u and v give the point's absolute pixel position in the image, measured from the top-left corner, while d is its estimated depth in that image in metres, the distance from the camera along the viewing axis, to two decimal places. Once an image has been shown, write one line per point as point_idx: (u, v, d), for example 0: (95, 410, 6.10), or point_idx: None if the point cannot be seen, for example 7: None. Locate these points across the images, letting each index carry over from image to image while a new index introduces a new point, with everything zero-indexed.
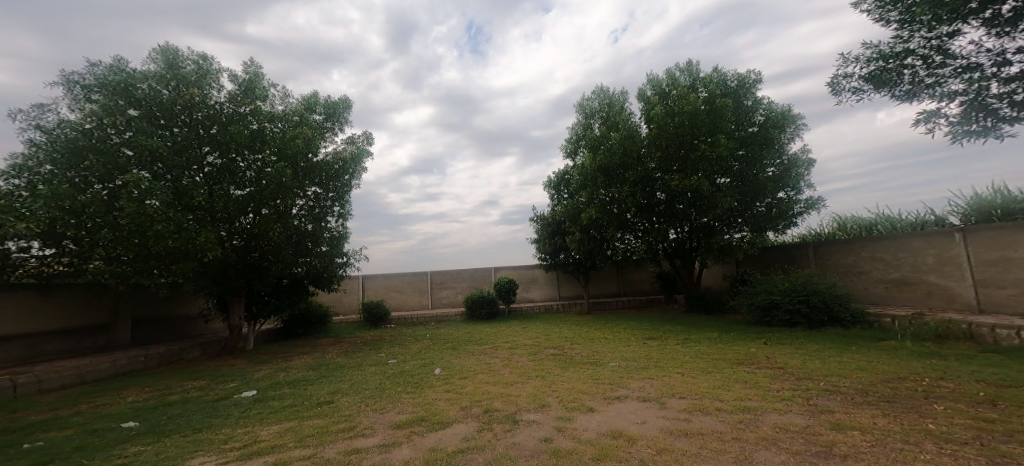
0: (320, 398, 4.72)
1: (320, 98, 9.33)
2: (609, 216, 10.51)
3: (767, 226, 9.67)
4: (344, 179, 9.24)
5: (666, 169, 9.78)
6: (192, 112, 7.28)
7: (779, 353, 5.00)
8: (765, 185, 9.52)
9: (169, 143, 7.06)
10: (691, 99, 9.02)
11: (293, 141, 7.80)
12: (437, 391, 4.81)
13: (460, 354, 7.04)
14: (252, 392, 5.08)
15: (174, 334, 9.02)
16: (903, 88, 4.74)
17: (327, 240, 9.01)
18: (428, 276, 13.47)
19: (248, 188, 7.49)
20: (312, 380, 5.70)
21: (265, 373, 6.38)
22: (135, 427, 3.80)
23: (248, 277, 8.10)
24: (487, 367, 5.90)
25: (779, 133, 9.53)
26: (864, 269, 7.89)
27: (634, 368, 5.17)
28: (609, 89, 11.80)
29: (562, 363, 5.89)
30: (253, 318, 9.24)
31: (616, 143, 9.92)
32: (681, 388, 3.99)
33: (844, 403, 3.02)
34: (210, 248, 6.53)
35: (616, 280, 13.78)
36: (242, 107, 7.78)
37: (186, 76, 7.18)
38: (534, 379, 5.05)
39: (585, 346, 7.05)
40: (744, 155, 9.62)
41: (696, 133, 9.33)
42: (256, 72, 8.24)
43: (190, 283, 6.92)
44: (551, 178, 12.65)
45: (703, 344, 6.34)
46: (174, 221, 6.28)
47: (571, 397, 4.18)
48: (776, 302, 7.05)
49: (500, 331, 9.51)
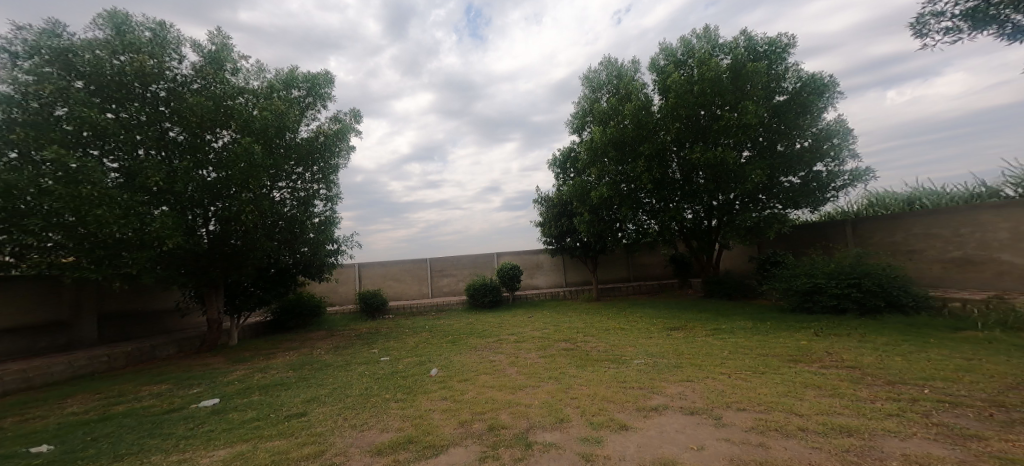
0: (290, 410, 3.92)
1: (299, 72, 8.39)
2: (621, 195, 9.53)
3: (801, 202, 8.70)
4: (328, 159, 8.38)
5: (682, 142, 8.87)
6: (147, 85, 6.23)
7: (841, 348, 4.16)
8: (800, 157, 8.51)
9: (121, 119, 6.02)
10: (714, 64, 8.12)
11: (264, 116, 6.86)
12: (432, 398, 4.01)
13: (460, 349, 6.26)
14: (215, 401, 4.30)
15: (150, 331, 8.22)
16: (1016, 24, 3.82)
17: (313, 225, 8.17)
18: (428, 263, 12.67)
19: (218, 169, 6.56)
20: (291, 384, 4.93)
21: (240, 375, 5.60)
22: (52, 453, 3.03)
23: (225, 267, 7.27)
24: (491, 366, 5.10)
25: (816, 100, 8.48)
26: (916, 248, 7.05)
27: (665, 367, 4.36)
28: (617, 59, 10.79)
29: (578, 360, 5.08)
30: (237, 311, 8.45)
31: (628, 115, 8.95)
32: (734, 396, 3.16)
33: (986, 424, 2.20)
34: (168, 235, 5.67)
35: (626, 264, 12.96)
36: (207, 79, 6.73)
37: (133, 40, 6.04)
38: (548, 382, 4.23)
39: (601, 339, 6.25)
40: (775, 125, 8.63)
41: (720, 102, 8.40)
42: (224, 43, 7.19)
43: (150, 275, 6.06)
44: (556, 157, 11.71)
45: (737, 335, 5.50)
46: (120, 205, 5.35)
47: (596, 408, 3.36)
48: (819, 286, 6.21)
49: (504, 321, 8.74)
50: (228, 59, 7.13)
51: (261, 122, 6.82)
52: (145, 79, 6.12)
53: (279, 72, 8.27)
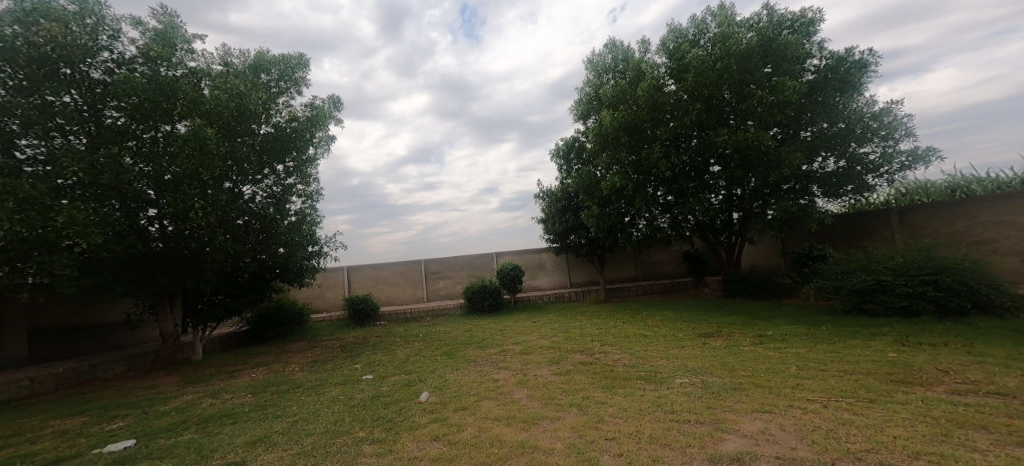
0: (223, 458, 2.90)
1: (269, 55, 7.40)
2: (632, 185, 8.51)
3: (842, 189, 7.76)
4: (302, 149, 7.43)
5: (702, 126, 7.91)
6: (71, 63, 5.25)
7: (955, 364, 3.27)
8: (841, 139, 7.53)
9: (29, 100, 4.99)
10: (744, 37, 7.20)
11: (218, 97, 5.88)
12: (419, 437, 3.02)
13: (456, 363, 5.25)
14: (127, 443, 3.27)
15: (99, 348, 7.17)
16: None
17: (287, 225, 7.17)
18: (422, 264, 11.65)
19: (157, 162, 5.50)
20: (240, 415, 3.89)
21: (185, 401, 4.56)
22: None
23: (183, 272, 6.29)
24: (495, 386, 4.13)
25: (859, 75, 7.47)
26: (984, 238, 6.22)
27: (720, 389, 3.36)
28: (623, 41, 9.89)
29: (600, 379, 4.05)
30: (202, 322, 7.40)
31: (642, 95, 8.01)
32: (857, 441, 2.17)
33: None
34: (81, 234, 4.62)
35: (635, 263, 12.00)
36: (150, 62, 5.77)
37: (50, 7, 5.06)
38: (570, 413, 3.23)
39: (622, 349, 5.27)
40: (810, 106, 7.66)
41: (748, 80, 7.47)
42: (172, 20, 6.20)
43: (68, 284, 4.98)
44: (559, 146, 10.75)
45: (792, 344, 4.51)
46: (20, 197, 4.31)
47: (648, 459, 2.36)
48: (884, 284, 5.32)
49: (507, 327, 7.73)
50: (179, 40, 6.17)
51: (214, 105, 5.88)
52: (70, 55, 5.14)
53: (245, 55, 7.30)
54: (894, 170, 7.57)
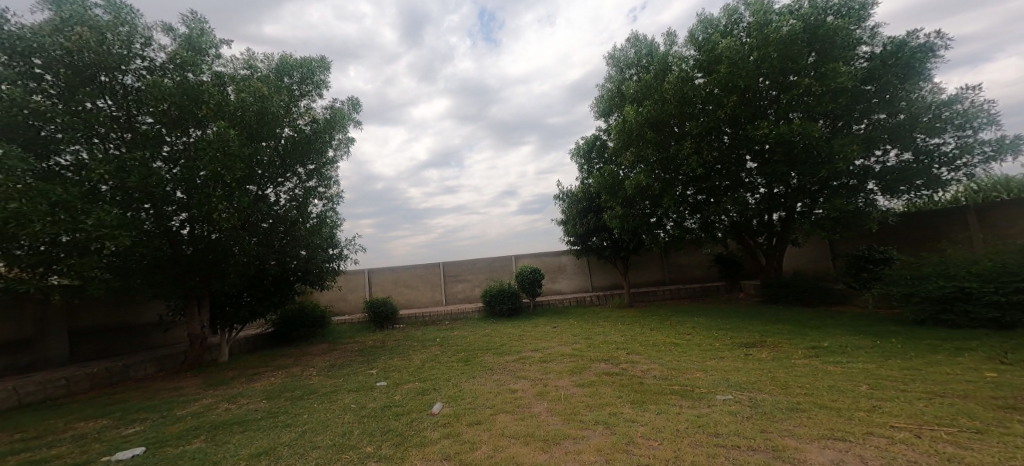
0: None
1: (292, 58, 7.42)
2: (661, 184, 7.99)
3: (905, 185, 7.00)
4: (322, 151, 7.39)
5: (736, 119, 7.30)
6: (104, 70, 5.33)
7: None
8: (902, 130, 6.79)
9: (65, 106, 5.08)
10: (785, 22, 6.58)
11: (241, 100, 5.86)
12: (429, 455, 2.72)
13: (472, 370, 4.96)
14: (134, 451, 3.13)
15: (132, 348, 7.32)
16: None
17: (309, 227, 7.13)
18: (441, 267, 11.49)
19: (180, 165, 5.51)
20: (250, 423, 3.72)
21: (203, 405, 4.47)
22: None
23: (207, 274, 6.30)
24: (512, 398, 3.80)
25: (924, 59, 6.67)
26: None
27: (773, 409, 2.90)
28: (647, 35, 9.43)
29: (629, 393, 3.63)
30: (227, 325, 7.44)
31: (671, 89, 7.55)
32: None
33: None
34: (110, 236, 4.60)
35: (661, 266, 11.41)
36: (177, 68, 5.76)
37: (84, 16, 5.15)
38: (598, 432, 2.85)
39: (652, 359, 4.82)
40: (864, 95, 6.95)
41: (790, 69, 6.87)
42: (200, 26, 6.26)
43: (97, 286, 5.02)
44: (580, 145, 10.34)
45: (855, 358, 3.94)
46: (52, 200, 4.34)
47: None
48: (966, 292, 4.65)
49: (525, 332, 7.38)
50: (207, 45, 6.22)
51: (238, 108, 5.87)
52: (103, 62, 5.22)
53: (269, 59, 7.33)
54: (972, 163, 6.75)
